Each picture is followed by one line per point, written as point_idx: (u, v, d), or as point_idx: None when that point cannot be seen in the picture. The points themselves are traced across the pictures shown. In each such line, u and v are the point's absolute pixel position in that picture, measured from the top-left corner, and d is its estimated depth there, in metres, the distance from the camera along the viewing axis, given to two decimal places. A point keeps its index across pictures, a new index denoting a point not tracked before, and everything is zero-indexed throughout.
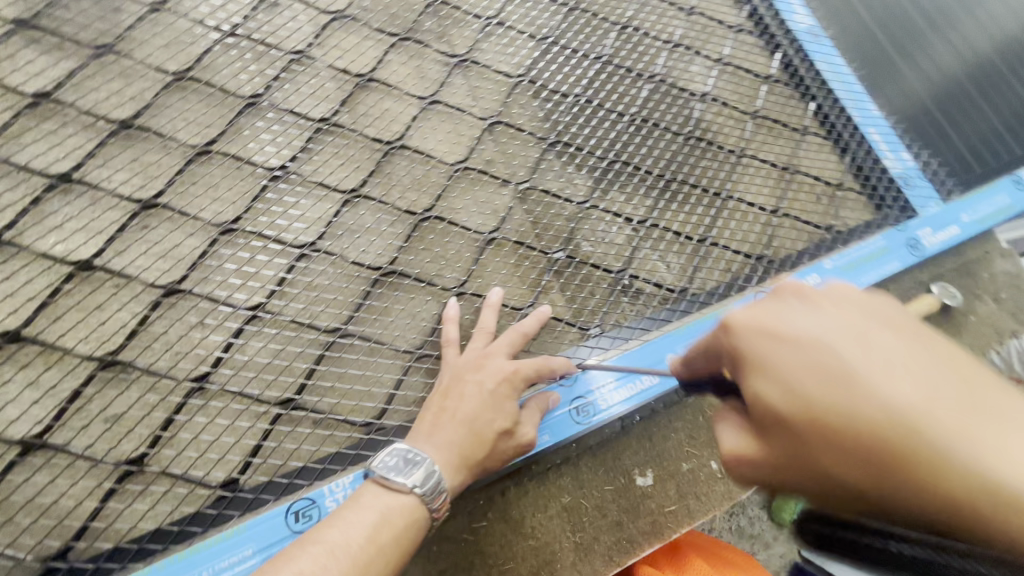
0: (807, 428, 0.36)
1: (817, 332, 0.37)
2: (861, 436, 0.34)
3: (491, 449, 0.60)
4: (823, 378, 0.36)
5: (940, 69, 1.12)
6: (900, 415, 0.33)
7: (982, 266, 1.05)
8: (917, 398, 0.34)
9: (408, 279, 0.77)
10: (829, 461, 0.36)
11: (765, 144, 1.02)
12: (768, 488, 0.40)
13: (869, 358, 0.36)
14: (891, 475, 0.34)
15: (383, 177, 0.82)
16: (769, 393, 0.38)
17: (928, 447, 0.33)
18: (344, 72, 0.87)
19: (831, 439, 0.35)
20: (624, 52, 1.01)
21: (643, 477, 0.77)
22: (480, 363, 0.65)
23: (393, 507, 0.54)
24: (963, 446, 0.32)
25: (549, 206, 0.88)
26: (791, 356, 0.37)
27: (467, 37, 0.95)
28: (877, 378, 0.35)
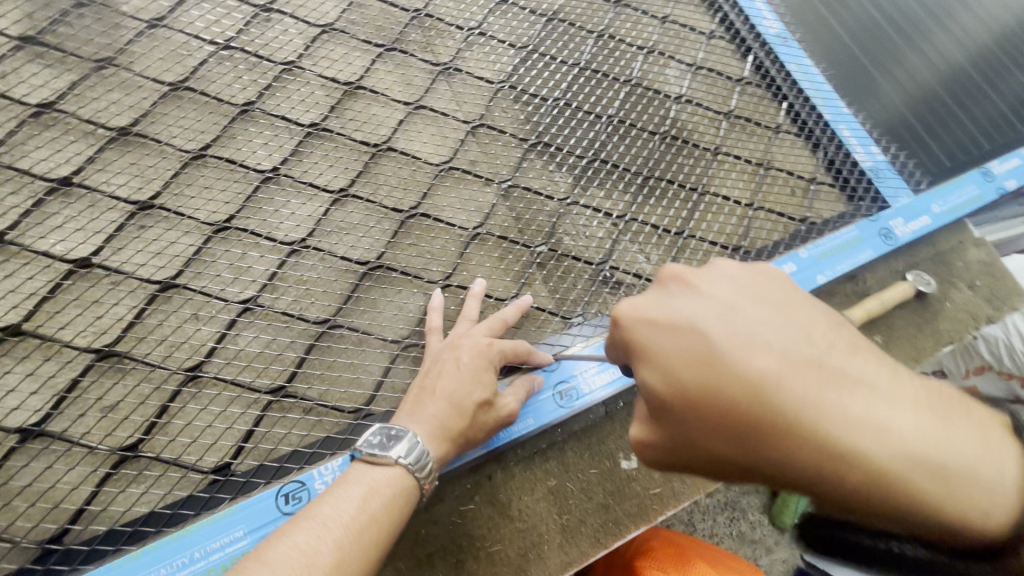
0: (700, 411, 0.38)
1: (705, 317, 0.40)
2: (753, 416, 0.37)
3: (471, 421, 0.64)
4: (711, 363, 0.38)
5: (918, 82, 1.17)
6: (786, 391, 0.36)
7: (955, 255, 1.09)
8: (800, 376, 0.37)
9: (395, 272, 0.80)
10: (709, 434, 0.39)
11: (738, 143, 1.07)
12: (669, 466, 0.43)
13: (755, 338, 0.38)
14: (767, 448, 0.37)
15: (371, 177, 0.86)
16: (653, 378, 0.41)
17: (803, 419, 0.36)
18: (333, 81, 0.92)
19: (726, 421, 0.38)
20: (601, 58, 1.07)
21: (628, 460, 0.78)
22: (457, 344, 0.69)
23: (380, 478, 0.57)
24: (825, 414, 0.36)
25: (531, 203, 0.91)
26: (667, 343, 0.41)
27: (450, 47, 1.01)
28: (765, 363, 0.37)
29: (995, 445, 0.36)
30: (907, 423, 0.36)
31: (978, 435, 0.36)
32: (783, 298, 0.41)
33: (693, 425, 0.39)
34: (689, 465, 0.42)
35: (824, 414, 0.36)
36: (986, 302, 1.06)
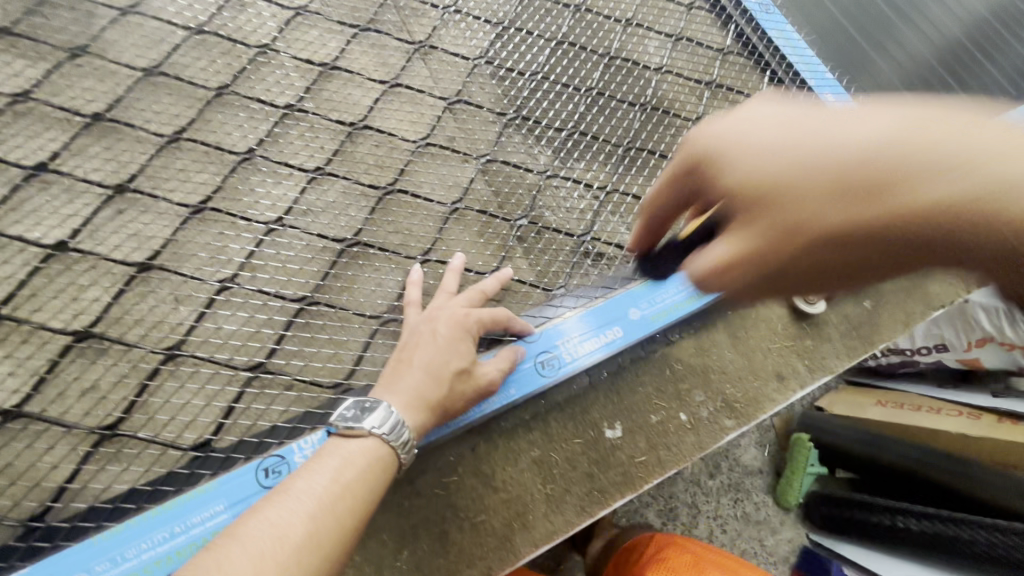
0: (833, 186, 0.40)
1: (810, 128, 0.44)
2: (859, 182, 0.40)
3: (449, 390, 0.64)
4: (831, 152, 0.42)
5: (903, 47, 1.16)
6: (873, 153, 0.40)
7: None
8: (894, 139, 0.40)
9: (373, 249, 0.80)
10: (807, 207, 0.41)
11: (720, 113, 1.05)
12: (764, 271, 0.43)
13: (840, 128, 0.43)
14: (861, 192, 0.40)
15: (348, 156, 0.86)
16: (752, 175, 0.45)
17: (883, 160, 0.39)
18: (307, 62, 0.92)
19: (851, 185, 0.40)
20: (578, 31, 1.06)
21: (612, 429, 0.78)
22: (435, 316, 0.70)
23: (354, 451, 0.57)
24: (903, 150, 0.39)
25: (510, 176, 0.91)
26: (748, 146, 0.46)
27: (425, 25, 1.00)
28: (872, 136, 0.41)
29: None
30: (977, 138, 0.38)
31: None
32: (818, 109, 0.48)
33: (805, 207, 0.41)
34: (784, 261, 0.42)
35: (908, 165, 0.39)
36: None
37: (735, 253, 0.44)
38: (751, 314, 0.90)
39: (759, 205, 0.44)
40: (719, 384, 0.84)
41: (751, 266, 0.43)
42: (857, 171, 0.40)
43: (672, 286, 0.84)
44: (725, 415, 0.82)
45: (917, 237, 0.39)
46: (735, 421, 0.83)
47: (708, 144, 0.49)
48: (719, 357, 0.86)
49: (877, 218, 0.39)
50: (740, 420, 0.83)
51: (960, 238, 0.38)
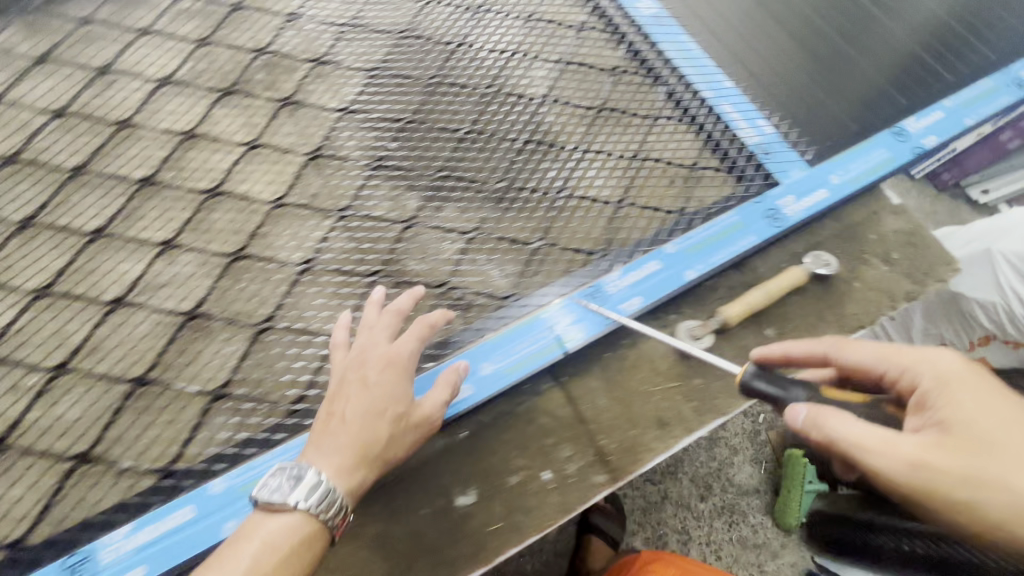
0: (953, 440, 0.56)
1: (951, 376, 0.60)
2: (983, 454, 0.55)
3: (390, 440, 0.64)
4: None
5: (812, 56, 1.12)
6: (1008, 441, 0.56)
7: (867, 228, 0.99)
8: (1014, 432, 0.56)
9: (217, 320, 0.78)
10: (947, 417, 0.58)
11: (607, 139, 1.01)
12: (891, 466, 0.56)
13: (980, 395, 0.58)
14: (976, 431, 0.56)
15: (202, 224, 0.85)
16: (920, 377, 0.61)
17: (994, 408, 0.57)
18: (168, 131, 0.91)
19: (965, 445, 0.56)
20: (460, 70, 1.05)
21: (465, 496, 0.73)
22: (362, 358, 0.68)
23: (277, 529, 0.58)
24: (986, 402, 0.58)
25: (371, 229, 0.88)
26: (915, 358, 0.62)
27: (296, 80, 0.99)
28: (991, 419, 0.57)
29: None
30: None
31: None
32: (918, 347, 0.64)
33: (920, 445, 0.56)
34: (892, 455, 0.56)
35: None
36: (905, 276, 0.95)
37: (839, 439, 0.58)
38: (631, 355, 0.83)
39: (922, 426, 0.59)
40: (591, 436, 0.78)
41: (868, 444, 0.57)
42: (996, 448, 0.55)
43: (528, 335, 0.81)
44: (596, 470, 0.76)
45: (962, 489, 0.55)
46: (607, 476, 0.76)
47: (897, 360, 0.63)
48: (592, 406, 0.80)
49: (953, 470, 0.55)
50: (614, 474, 0.76)
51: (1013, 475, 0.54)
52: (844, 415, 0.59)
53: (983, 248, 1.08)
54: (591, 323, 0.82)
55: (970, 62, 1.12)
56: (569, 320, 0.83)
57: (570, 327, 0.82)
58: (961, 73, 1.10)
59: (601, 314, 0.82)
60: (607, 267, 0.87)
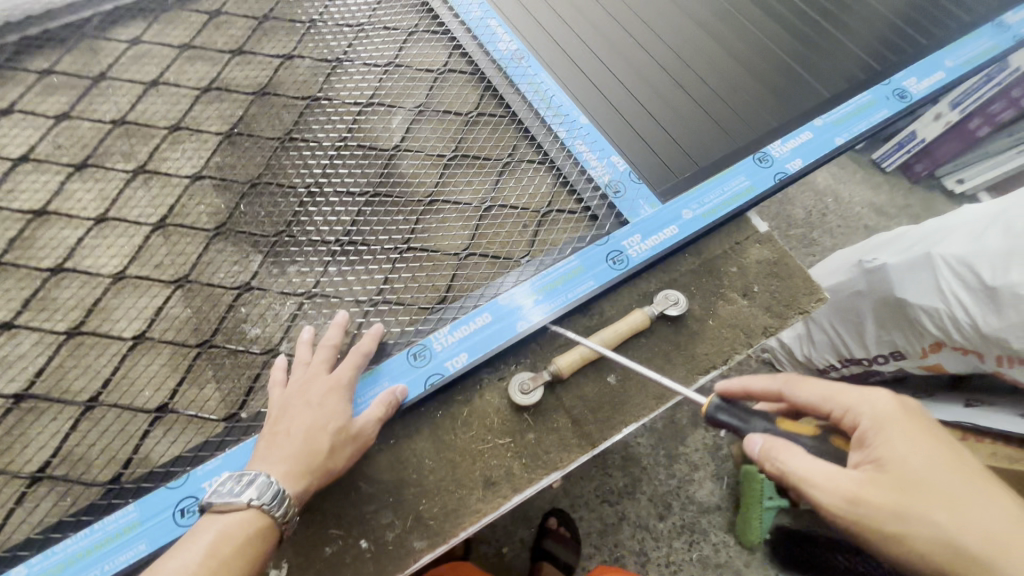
0: (887, 479, 0.58)
1: (887, 416, 0.61)
2: (918, 494, 0.57)
3: (330, 451, 0.70)
4: (965, 464, 0.60)
5: (683, 81, 1.11)
6: (939, 481, 0.58)
7: (727, 260, 0.96)
8: (943, 473, 0.58)
9: (43, 399, 0.80)
10: (889, 454, 0.59)
11: (459, 186, 1.01)
12: (832, 500, 0.58)
13: (913, 434, 0.60)
14: (916, 470, 0.58)
15: (43, 302, 0.87)
16: (861, 412, 0.63)
17: (930, 448, 0.59)
18: (20, 210, 0.94)
19: (899, 485, 0.57)
20: (317, 125, 1.06)
21: (276, 570, 0.73)
22: (303, 386, 0.75)
23: (233, 523, 0.63)
24: (922, 440, 0.60)
25: (209, 294, 0.89)
26: (859, 396, 0.64)
27: (152, 149, 1.02)
28: (922, 458, 0.59)
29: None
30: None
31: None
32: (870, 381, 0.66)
33: (860, 482, 0.59)
34: (834, 490, 0.59)
35: (973, 505, 0.57)
36: (765, 310, 0.92)
37: (792, 472, 0.61)
38: (463, 411, 0.82)
39: (865, 462, 0.61)
40: (413, 500, 0.77)
41: (812, 477, 0.60)
42: (928, 489, 0.57)
43: None
44: (415, 535, 0.75)
45: (901, 527, 0.57)
46: (427, 541, 0.75)
47: (841, 397, 0.64)
48: (417, 469, 0.79)
49: (890, 509, 0.57)
50: (433, 539, 0.75)
51: (949, 516, 0.56)
52: (795, 449, 0.62)
53: (923, 252, 0.99)
54: (414, 384, 0.81)
55: (843, 77, 1.12)
56: (391, 382, 0.81)
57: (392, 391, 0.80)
58: (838, 88, 1.10)
59: (426, 372, 0.82)
60: (438, 323, 0.86)
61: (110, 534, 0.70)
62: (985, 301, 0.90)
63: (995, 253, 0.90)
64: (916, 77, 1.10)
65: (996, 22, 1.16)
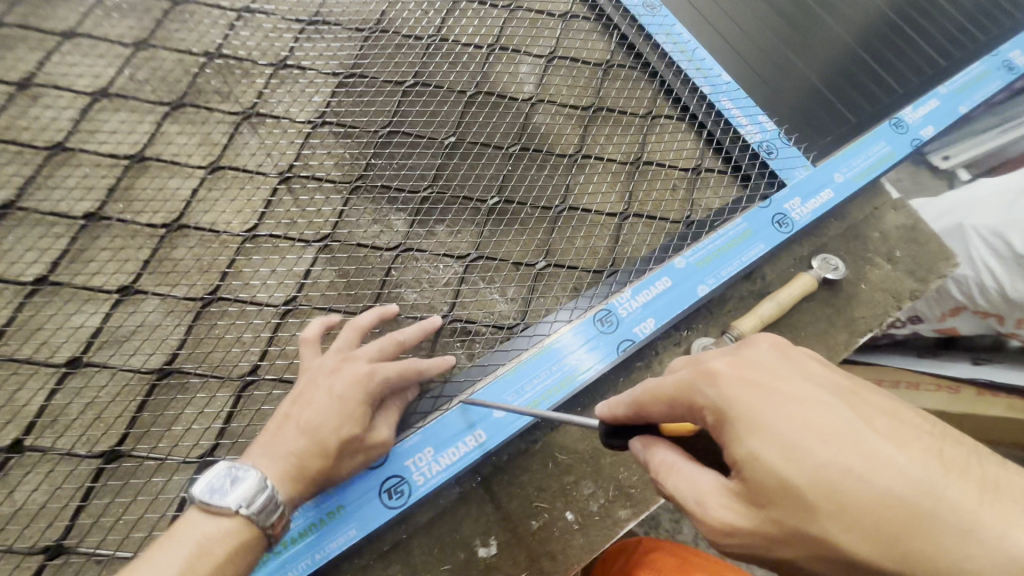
0: (749, 490, 0.43)
1: (739, 401, 0.44)
2: (794, 506, 0.41)
3: (336, 459, 0.61)
4: (828, 427, 0.41)
5: (815, 37, 1.07)
6: (809, 475, 0.40)
7: (870, 225, 0.97)
8: (810, 461, 0.40)
9: (192, 376, 0.69)
10: (749, 454, 0.42)
11: (603, 142, 0.93)
12: (724, 532, 0.44)
13: (761, 426, 0.42)
14: (776, 474, 0.41)
15: (163, 263, 0.75)
16: (712, 403, 0.45)
17: (753, 435, 0.42)
18: (111, 156, 0.80)
19: (759, 495, 0.42)
20: (438, 68, 0.94)
21: (486, 547, 0.69)
22: (338, 367, 0.64)
23: (217, 532, 0.54)
24: (767, 422, 0.42)
25: (357, 258, 0.80)
26: (708, 388, 0.45)
27: (255, 87, 0.87)
28: (780, 451, 0.41)
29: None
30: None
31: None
32: (724, 357, 0.47)
33: (731, 502, 0.44)
34: (715, 517, 0.44)
35: (854, 491, 0.39)
36: (909, 275, 0.94)
37: (674, 498, 0.47)
38: (646, 376, 0.80)
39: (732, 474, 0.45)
40: (611, 469, 0.75)
41: (693, 504, 0.46)
42: (799, 494, 0.40)
43: (541, 370, 0.74)
44: (619, 504, 0.73)
45: (785, 546, 0.42)
46: (631, 510, 0.73)
47: (679, 397, 0.47)
48: None
49: (773, 528, 0.42)
50: (637, 507, 0.73)
51: (850, 527, 0.39)
52: (681, 472, 0.47)
53: (955, 223, 1.03)
54: (607, 350, 0.77)
55: (969, 38, 1.08)
56: (583, 348, 0.77)
57: (586, 357, 0.76)
58: (965, 50, 1.07)
59: (616, 339, 0.78)
60: (617, 286, 0.82)
61: (317, 520, 0.63)
62: (1015, 266, 0.95)
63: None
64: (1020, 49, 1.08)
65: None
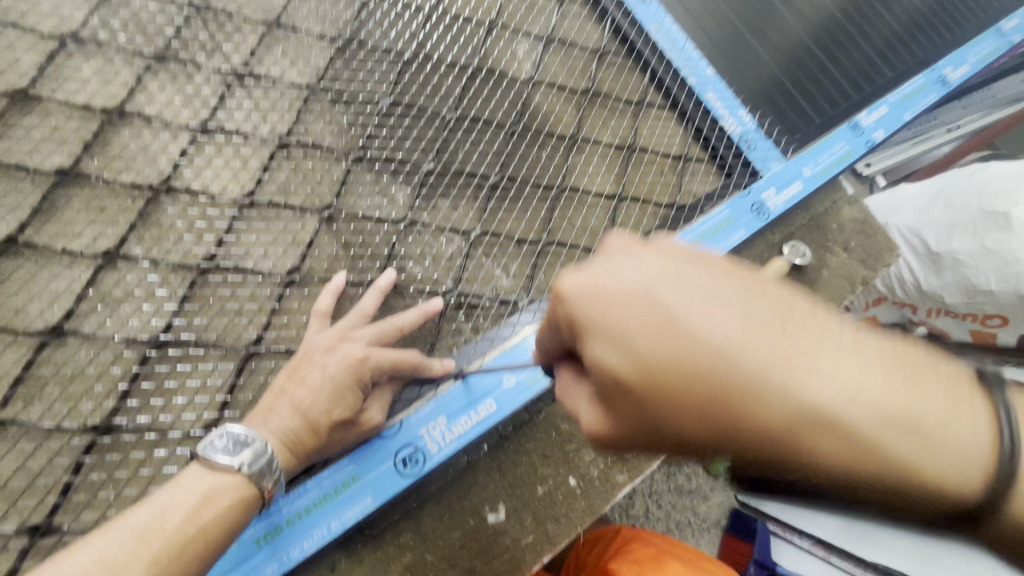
0: (604, 395, 0.37)
1: (576, 304, 0.36)
2: (631, 400, 0.35)
3: (324, 439, 0.60)
4: (647, 311, 0.34)
5: (784, 36, 1.14)
6: (637, 369, 0.34)
7: (829, 217, 1.06)
8: (640, 355, 0.34)
9: (190, 346, 0.66)
10: (593, 358, 0.35)
11: (598, 126, 0.96)
12: (605, 441, 0.39)
13: (596, 327, 0.35)
14: (615, 377, 0.35)
15: (150, 227, 0.70)
16: (563, 315, 0.37)
17: (593, 339, 0.35)
18: (84, 108, 0.73)
19: (610, 395, 0.36)
20: (436, 39, 0.92)
21: (494, 513, 0.71)
22: (334, 347, 0.63)
23: (217, 487, 0.53)
24: (604, 319, 0.35)
25: (360, 229, 0.78)
26: (557, 303, 0.37)
27: (245, 45, 0.82)
28: (614, 351, 0.34)
29: (963, 404, 0.33)
30: (857, 379, 0.32)
31: (947, 399, 0.33)
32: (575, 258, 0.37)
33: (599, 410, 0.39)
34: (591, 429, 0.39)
35: (668, 374, 0.33)
36: (861, 262, 1.04)
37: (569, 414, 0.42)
38: None
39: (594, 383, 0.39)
40: None
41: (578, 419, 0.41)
42: (624, 388, 0.35)
43: None
44: (617, 470, 0.76)
45: (639, 441, 0.38)
46: (627, 475, 0.77)
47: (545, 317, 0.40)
48: None
49: (627, 427, 0.37)
50: (633, 472, 0.77)
51: (686, 420, 0.34)
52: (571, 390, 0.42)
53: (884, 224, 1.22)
54: None
55: (917, 48, 1.16)
56: None
57: None
58: (913, 59, 1.15)
59: None
60: None
61: (331, 490, 0.63)
62: (929, 264, 1.12)
63: (942, 224, 1.11)
64: (953, 66, 1.15)
65: (997, 27, 1.21)
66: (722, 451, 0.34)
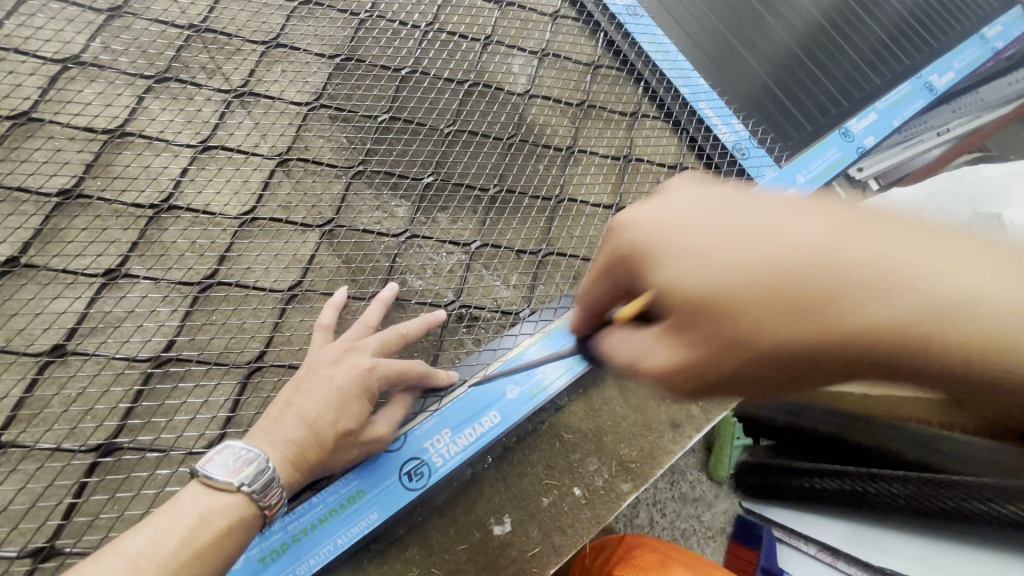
0: (676, 322, 0.39)
1: (642, 232, 0.41)
2: (709, 313, 0.37)
3: (331, 451, 0.60)
4: (727, 230, 0.39)
5: (775, 45, 1.16)
6: (716, 272, 0.37)
7: None
8: (719, 258, 0.38)
9: (192, 363, 0.66)
10: (665, 279, 0.39)
11: (593, 137, 0.97)
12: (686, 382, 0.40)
13: (672, 244, 0.40)
14: (692, 291, 0.38)
15: (151, 246, 0.70)
16: (630, 250, 0.42)
17: (665, 259, 0.39)
18: (85, 130, 0.74)
19: (684, 319, 0.38)
20: (432, 56, 0.93)
21: (500, 525, 0.71)
22: (339, 359, 0.63)
23: (214, 508, 0.52)
24: (676, 241, 0.40)
25: (360, 244, 0.79)
26: (625, 240, 0.42)
27: (244, 65, 0.83)
28: (692, 264, 0.38)
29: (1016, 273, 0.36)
30: (928, 259, 0.35)
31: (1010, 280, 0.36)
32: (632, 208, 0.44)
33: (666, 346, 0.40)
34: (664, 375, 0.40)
35: (752, 271, 0.36)
36: None
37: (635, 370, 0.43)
38: None
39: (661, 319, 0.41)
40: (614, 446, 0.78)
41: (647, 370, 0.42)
42: (703, 301, 0.37)
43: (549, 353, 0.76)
44: (621, 479, 0.76)
45: (721, 369, 0.38)
46: (631, 484, 0.77)
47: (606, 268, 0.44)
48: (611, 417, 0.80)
49: (706, 351, 0.38)
50: (637, 481, 0.77)
51: (778, 321, 0.36)
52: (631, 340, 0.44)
53: None
54: None
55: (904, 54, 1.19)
56: None
57: None
58: (901, 65, 1.17)
59: None
60: None
61: (335, 506, 0.63)
62: None
63: None
64: (939, 72, 1.18)
65: (980, 33, 1.23)
66: (809, 361, 0.36)
